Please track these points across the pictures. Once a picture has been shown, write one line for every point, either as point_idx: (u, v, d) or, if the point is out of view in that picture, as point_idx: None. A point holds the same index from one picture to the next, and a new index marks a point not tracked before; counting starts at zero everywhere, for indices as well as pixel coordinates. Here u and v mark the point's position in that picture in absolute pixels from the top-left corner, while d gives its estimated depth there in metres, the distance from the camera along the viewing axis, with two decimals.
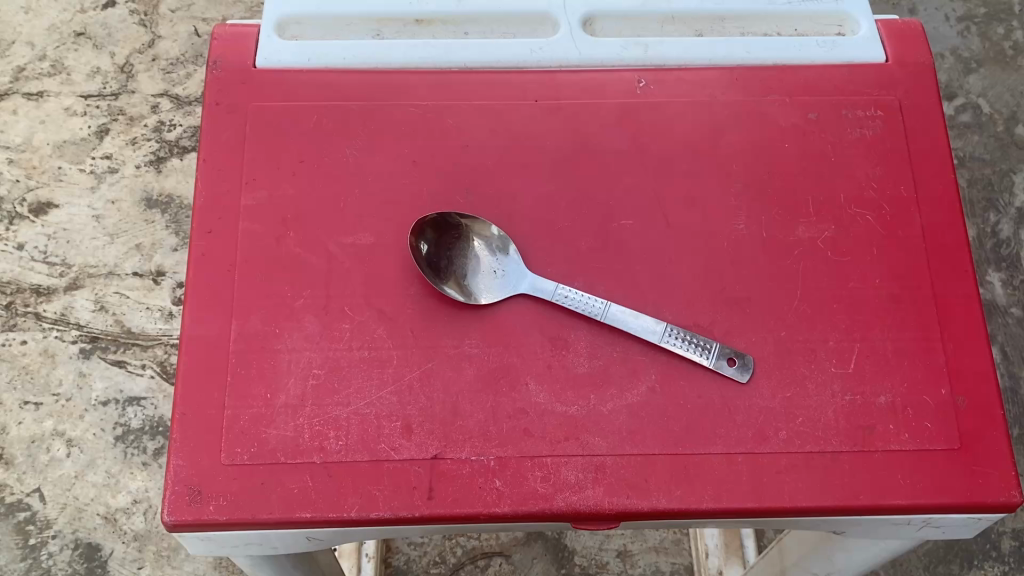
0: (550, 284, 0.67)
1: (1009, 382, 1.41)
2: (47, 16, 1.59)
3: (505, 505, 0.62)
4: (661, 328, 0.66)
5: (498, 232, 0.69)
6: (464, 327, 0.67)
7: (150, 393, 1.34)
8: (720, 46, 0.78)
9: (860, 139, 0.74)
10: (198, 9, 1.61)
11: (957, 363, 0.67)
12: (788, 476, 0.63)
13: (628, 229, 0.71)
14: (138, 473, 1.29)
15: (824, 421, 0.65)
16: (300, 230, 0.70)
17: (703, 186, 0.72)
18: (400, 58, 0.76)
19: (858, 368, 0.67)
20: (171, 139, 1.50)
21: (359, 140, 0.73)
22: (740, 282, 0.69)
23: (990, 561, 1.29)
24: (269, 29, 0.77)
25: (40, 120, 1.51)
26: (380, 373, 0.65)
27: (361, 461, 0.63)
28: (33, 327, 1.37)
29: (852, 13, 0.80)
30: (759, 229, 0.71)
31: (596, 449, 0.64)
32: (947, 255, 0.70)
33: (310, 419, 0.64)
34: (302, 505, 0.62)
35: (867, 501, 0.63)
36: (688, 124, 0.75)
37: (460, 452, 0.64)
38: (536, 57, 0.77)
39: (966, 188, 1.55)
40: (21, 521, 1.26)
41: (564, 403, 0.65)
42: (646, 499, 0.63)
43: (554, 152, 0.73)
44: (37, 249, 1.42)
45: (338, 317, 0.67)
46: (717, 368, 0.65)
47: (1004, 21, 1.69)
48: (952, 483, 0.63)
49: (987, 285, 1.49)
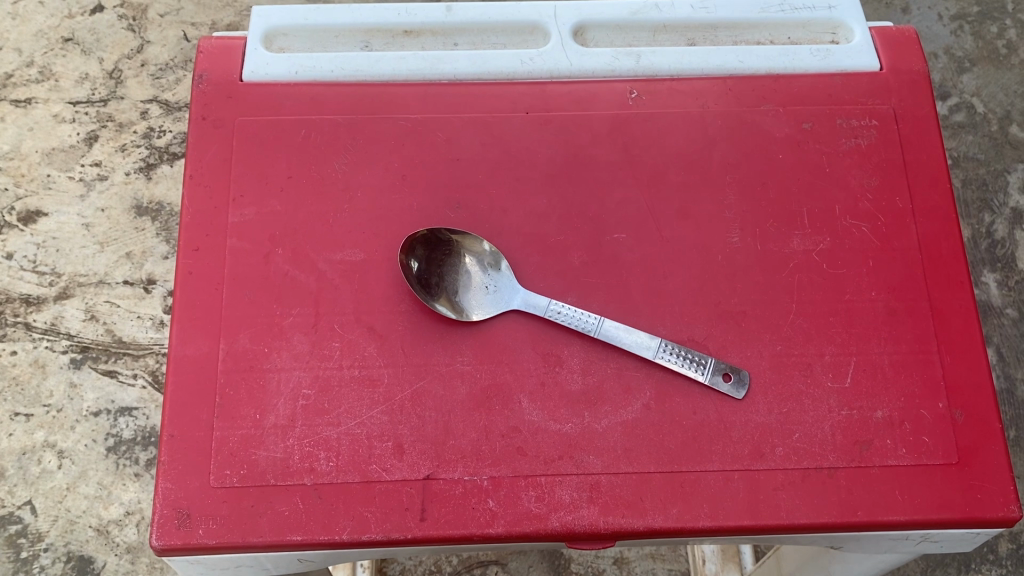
0: (543, 300, 0.66)
1: (1005, 383, 1.41)
2: (34, 21, 1.57)
3: (499, 526, 0.61)
4: (655, 344, 0.65)
5: (490, 247, 0.68)
6: (455, 345, 0.66)
7: (142, 403, 1.32)
8: (713, 55, 0.77)
9: (855, 149, 0.73)
10: (187, 13, 1.59)
11: (954, 376, 0.66)
12: (785, 493, 0.63)
13: (622, 243, 0.70)
14: (130, 484, 1.28)
15: (821, 436, 0.64)
16: (289, 247, 0.69)
17: (697, 198, 0.71)
18: (388, 70, 0.75)
19: (855, 382, 0.66)
20: (160, 145, 1.48)
21: (347, 154, 0.72)
22: (735, 296, 0.68)
23: (988, 564, 1.29)
24: (256, 41, 0.76)
25: (29, 127, 1.49)
26: (371, 392, 0.65)
27: (352, 482, 0.62)
28: (23, 337, 1.35)
29: (845, 21, 0.79)
30: (753, 242, 0.70)
31: (590, 468, 0.63)
32: (944, 266, 0.70)
33: (300, 440, 0.63)
34: (293, 528, 0.61)
35: (864, 518, 0.62)
36: (680, 135, 0.74)
37: (453, 471, 0.63)
38: (526, 68, 0.76)
39: (961, 188, 1.55)
40: (11, 534, 1.25)
41: (557, 421, 0.64)
42: (642, 518, 0.62)
43: (546, 165, 0.72)
44: (27, 258, 1.40)
45: (328, 335, 0.66)
46: (713, 384, 0.65)
47: (997, 20, 1.68)
48: (950, 498, 0.63)
49: (982, 286, 1.48)
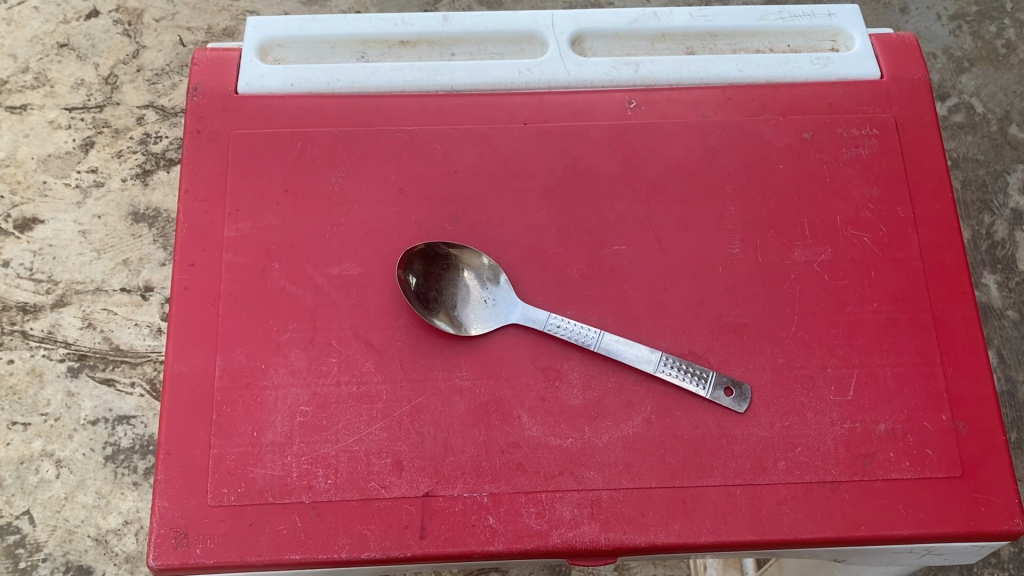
0: (542, 314, 0.66)
1: (1007, 385, 1.40)
2: (30, 26, 1.56)
3: (500, 543, 0.61)
4: (656, 357, 0.65)
5: (489, 262, 0.68)
6: (453, 360, 0.65)
7: (139, 412, 1.32)
8: (712, 64, 0.76)
9: (856, 159, 0.73)
10: (183, 18, 1.58)
11: (957, 388, 0.66)
12: (787, 508, 0.62)
13: (621, 255, 0.69)
14: (128, 493, 1.27)
15: (824, 451, 0.64)
16: (286, 261, 0.68)
17: (698, 210, 0.71)
18: (385, 82, 0.74)
19: (857, 395, 0.65)
20: (157, 151, 1.48)
21: (344, 167, 0.71)
22: (736, 308, 0.68)
23: (991, 568, 1.27)
24: (252, 53, 0.75)
25: (24, 134, 1.48)
26: (369, 409, 0.64)
27: (351, 499, 0.62)
28: (21, 345, 1.35)
29: (845, 27, 0.79)
30: (754, 253, 0.69)
31: (591, 483, 0.63)
32: (946, 276, 0.69)
33: (298, 457, 0.63)
34: (291, 547, 0.60)
35: (867, 532, 0.62)
36: (680, 146, 0.73)
37: (452, 488, 0.62)
38: (523, 78, 0.75)
39: (961, 189, 1.54)
40: (9, 545, 1.24)
41: (557, 436, 0.64)
42: (644, 534, 0.61)
43: (545, 176, 0.72)
44: (23, 266, 1.40)
45: (325, 351, 0.65)
46: (714, 398, 0.64)
47: (996, 19, 1.67)
48: (955, 512, 0.62)
49: (983, 287, 1.48)
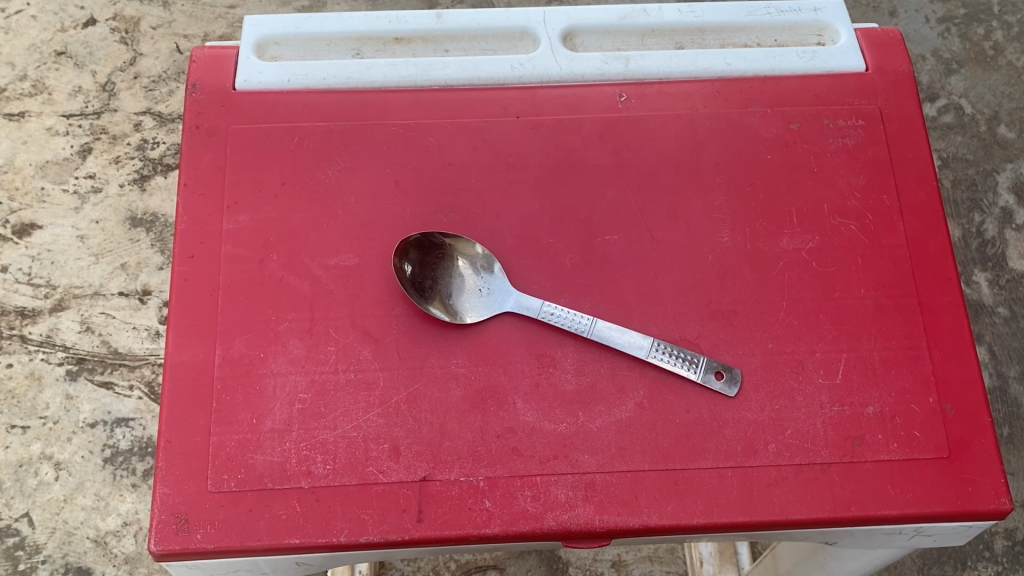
0: (537, 302, 0.67)
1: (997, 381, 1.42)
2: (27, 35, 1.57)
3: (495, 526, 0.62)
4: (648, 343, 0.66)
5: (483, 251, 0.69)
6: (450, 348, 0.66)
7: (139, 414, 1.32)
8: (701, 57, 0.78)
9: (842, 149, 0.74)
10: (179, 25, 1.60)
11: (944, 370, 0.67)
12: (778, 489, 0.63)
13: (613, 244, 0.71)
14: (127, 495, 1.28)
15: (814, 433, 0.65)
16: (284, 252, 0.69)
17: (687, 199, 0.72)
18: (379, 77, 0.76)
19: (846, 378, 0.67)
20: (155, 157, 1.49)
21: (340, 160, 0.73)
22: (726, 294, 0.69)
23: (984, 562, 1.28)
24: (248, 50, 0.77)
25: (22, 141, 1.49)
26: (367, 395, 0.65)
27: (350, 484, 0.63)
28: (19, 349, 1.35)
29: (831, 22, 0.81)
30: (743, 241, 0.71)
31: (586, 467, 0.64)
32: (932, 262, 0.71)
33: (297, 443, 0.64)
34: (291, 531, 0.61)
35: (857, 513, 0.63)
36: (670, 138, 0.75)
37: (449, 472, 0.63)
38: (516, 73, 0.77)
39: (950, 189, 1.57)
40: (9, 547, 1.24)
41: (553, 421, 0.65)
42: (637, 516, 0.62)
43: (538, 168, 0.73)
44: (21, 271, 1.40)
45: (324, 339, 0.67)
46: (705, 382, 0.65)
47: (985, 21, 1.70)
48: (942, 491, 0.63)
49: (974, 285, 1.49)
